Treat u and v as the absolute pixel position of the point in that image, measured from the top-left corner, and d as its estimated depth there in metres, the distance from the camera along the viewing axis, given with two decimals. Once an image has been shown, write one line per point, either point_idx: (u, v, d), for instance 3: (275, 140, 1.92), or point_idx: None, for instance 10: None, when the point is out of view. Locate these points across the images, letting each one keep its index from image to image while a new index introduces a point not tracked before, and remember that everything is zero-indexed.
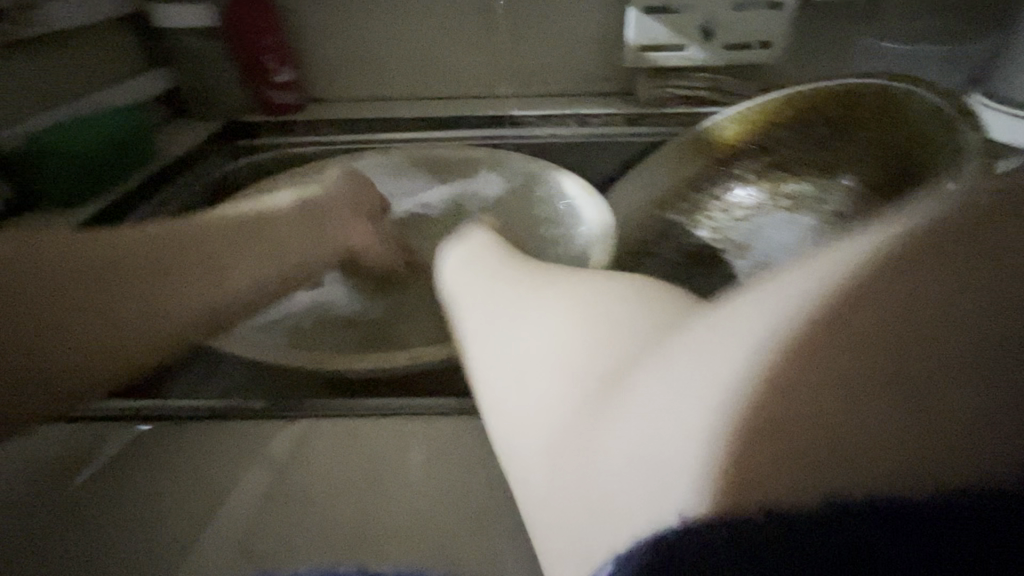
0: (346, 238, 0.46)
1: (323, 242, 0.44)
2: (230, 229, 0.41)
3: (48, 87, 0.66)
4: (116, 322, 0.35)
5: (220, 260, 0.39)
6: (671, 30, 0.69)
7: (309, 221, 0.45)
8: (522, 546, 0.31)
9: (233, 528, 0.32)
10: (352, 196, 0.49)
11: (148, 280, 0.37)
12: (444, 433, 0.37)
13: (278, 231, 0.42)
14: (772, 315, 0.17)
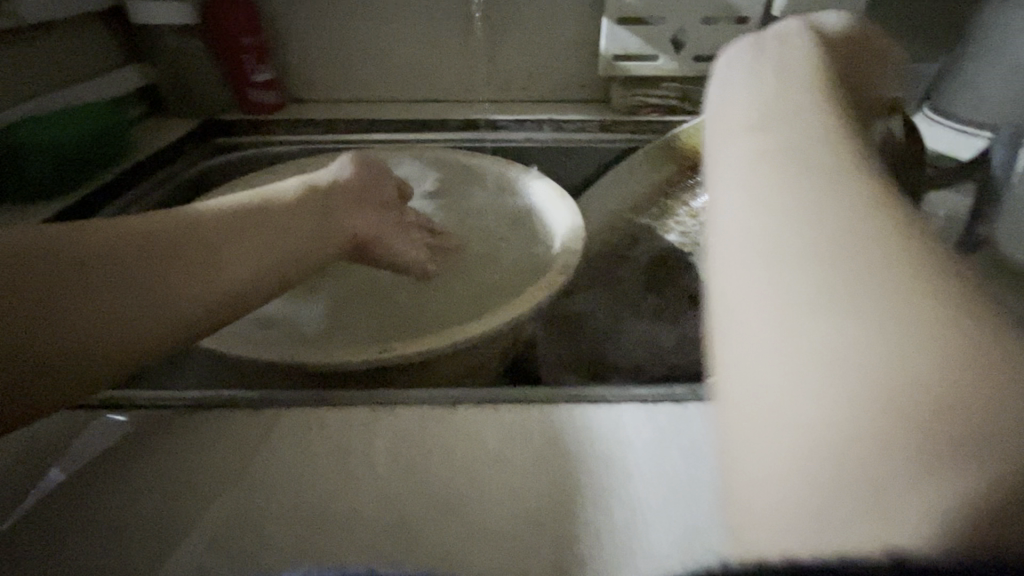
0: (353, 227, 0.46)
1: (329, 234, 0.43)
2: (237, 215, 0.37)
3: (21, 80, 0.61)
4: (121, 301, 0.30)
5: (220, 249, 0.35)
6: (645, 41, 0.71)
7: (315, 210, 0.43)
8: (507, 535, 0.28)
9: (198, 528, 0.29)
10: (364, 183, 0.49)
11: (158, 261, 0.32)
12: (409, 422, 0.33)
13: (280, 219, 0.39)
14: None
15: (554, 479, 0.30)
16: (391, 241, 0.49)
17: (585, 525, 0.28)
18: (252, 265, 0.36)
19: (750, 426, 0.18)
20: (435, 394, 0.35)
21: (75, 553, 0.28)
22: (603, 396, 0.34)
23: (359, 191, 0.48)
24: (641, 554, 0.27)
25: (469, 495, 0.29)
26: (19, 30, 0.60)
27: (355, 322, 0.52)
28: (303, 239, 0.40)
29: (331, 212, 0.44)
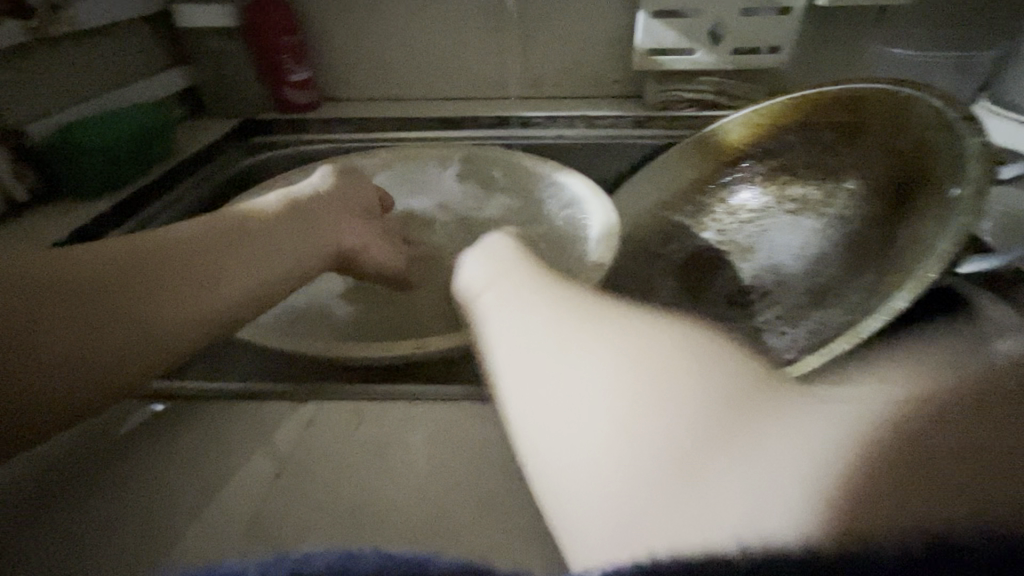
0: (340, 237, 0.46)
1: (319, 243, 0.44)
2: (228, 233, 0.38)
3: (74, 83, 0.64)
4: (131, 322, 0.32)
5: (217, 267, 0.36)
6: (681, 33, 0.69)
7: (301, 221, 0.44)
8: (547, 526, 0.27)
9: (244, 511, 0.29)
10: (348, 193, 0.50)
11: (162, 283, 0.34)
12: (447, 416, 0.33)
13: (269, 232, 0.40)
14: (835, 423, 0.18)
15: None
16: (378, 252, 0.50)
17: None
18: (249, 278, 0.37)
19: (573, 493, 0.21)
20: (469, 390, 0.35)
21: (120, 537, 0.28)
22: None
23: (343, 202, 0.49)
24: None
25: (506, 492, 0.29)
26: (73, 35, 0.63)
27: (380, 316, 0.51)
28: (297, 250, 0.41)
29: (320, 223, 0.45)
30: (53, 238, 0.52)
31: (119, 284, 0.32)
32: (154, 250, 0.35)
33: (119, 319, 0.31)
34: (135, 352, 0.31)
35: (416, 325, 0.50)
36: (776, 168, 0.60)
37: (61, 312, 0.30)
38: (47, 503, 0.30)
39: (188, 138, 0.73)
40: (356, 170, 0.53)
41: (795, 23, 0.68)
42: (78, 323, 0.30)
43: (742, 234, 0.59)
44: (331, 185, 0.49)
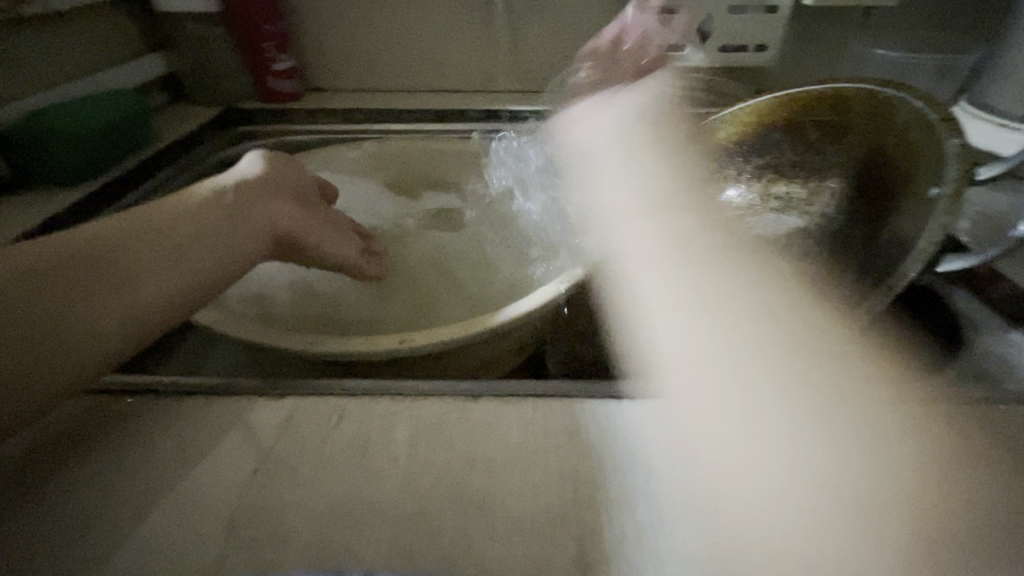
0: (274, 221, 0.41)
1: (255, 229, 0.39)
2: (154, 228, 0.35)
3: (48, 66, 0.62)
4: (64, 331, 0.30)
5: (144, 265, 0.33)
6: (670, 30, 0.69)
7: (231, 207, 0.38)
8: (530, 522, 0.27)
9: (221, 508, 0.29)
10: (286, 177, 0.45)
11: (90, 289, 0.31)
12: (431, 411, 0.33)
13: (197, 222, 0.36)
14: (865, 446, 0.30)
15: (574, 476, 0.29)
16: (324, 238, 0.45)
17: (612, 515, 0.27)
18: (174, 273, 0.34)
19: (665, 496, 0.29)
20: (454, 387, 0.34)
21: (90, 541, 0.28)
22: (626, 392, 0.33)
23: (280, 186, 0.44)
24: (666, 551, 0.26)
25: (490, 491, 0.29)
26: (44, 16, 0.61)
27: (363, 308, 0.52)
28: (230, 239, 0.37)
29: (249, 205, 0.40)
30: (21, 227, 0.50)
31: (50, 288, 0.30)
32: (73, 252, 0.32)
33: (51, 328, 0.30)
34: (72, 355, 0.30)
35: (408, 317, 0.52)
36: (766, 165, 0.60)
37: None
38: (13, 506, 0.30)
39: (166, 126, 0.71)
40: (288, 155, 0.48)
41: (783, 22, 0.68)
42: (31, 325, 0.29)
43: (727, 229, 0.59)
44: (262, 171, 0.43)
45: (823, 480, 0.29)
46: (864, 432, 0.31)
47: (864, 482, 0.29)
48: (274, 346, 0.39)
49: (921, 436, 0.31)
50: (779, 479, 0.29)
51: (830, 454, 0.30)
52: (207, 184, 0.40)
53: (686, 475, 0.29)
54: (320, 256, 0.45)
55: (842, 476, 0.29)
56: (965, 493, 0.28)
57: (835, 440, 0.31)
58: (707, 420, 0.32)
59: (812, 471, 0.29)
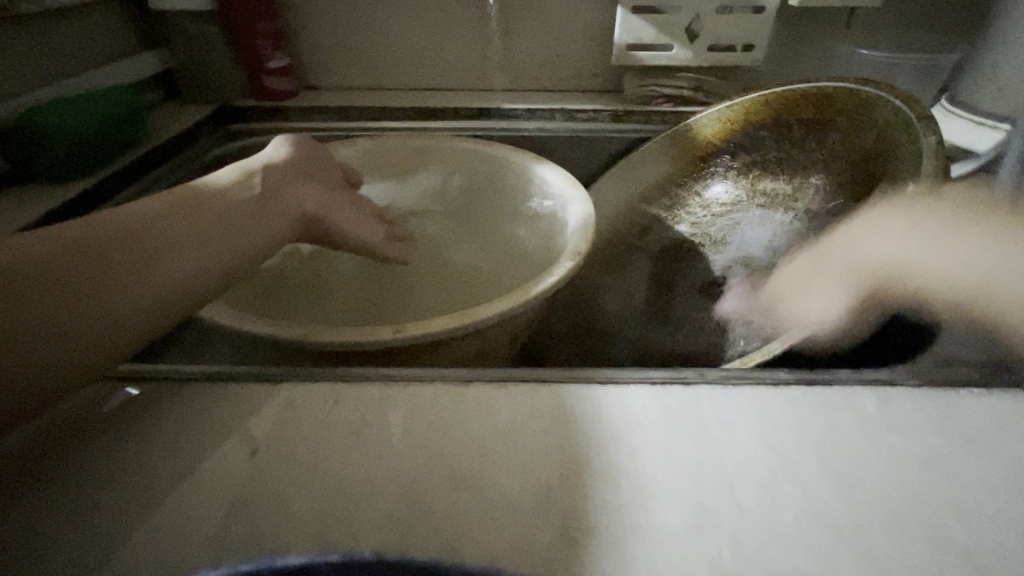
0: (300, 203, 0.44)
1: (285, 209, 0.43)
2: (201, 207, 0.37)
3: (44, 63, 0.62)
4: (122, 296, 0.31)
5: (202, 236, 0.36)
6: (658, 29, 0.71)
7: (265, 190, 0.42)
8: (518, 497, 0.28)
9: (222, 489, 0.30)
10: (305, 163, 0.48)
11: (148, 258, 0.33)
12: (423, 396, 0.34)
13: (237, 202, 0.39)
14: (872, 440, 0.31)
15: (561, 456, 0.30)
16: (345, 218, 0.48)
17: (597, 491, 0.29)
18: (203, 257, 0.35)
19: (675, 481, 0.29)
20: (446, 373, 0.35)
21: (96, 522, 0.29)
22: (611, 377, 0.35)
23: (301, 171, 0.47)
24: (648, 524, 0.27)
25: (482, 471, 0.30)
26: (41, 13, 0.61)
27: (362, 302, 0.54)
28: (257, 225, 0.39)
29: (275, 190, 0.43)
30: (19, 221, 0.51)
31: (81, 270, 0.31)
32: (129, 226, 0.34)
33: (112, 293, 0.31)
34: (101, 336, 0.31)
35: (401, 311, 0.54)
36: (750, 162, 0.61)
37: (63, 292, 0.30)
38: (19, 489, 0.30)
39: (163, 123, 0.72)
40: (309, 143, 0.51)
41: (769, 22, 0.70)
42: (93, 291, 0.31)
43: (713, 226, 0.60)
44: (288, 157, 0.47)
45: (824, 472, 0.30)
46: (838, 414, 0.32)
47: (868, 474, 0.29)
48: (271, 336, 0.40)
49: (892, 418, 0.32)
50: (802, 478, 0.29)
51: (805, 433, 0.31)
52: (229, 171, 0.42)
53: (667, 454, 0.30)
54: (347, 237, 0.48)
55: (850, 451, 0.30)
56: (934, 470, 0.30)
57: (811, 422, 0.32)
58: (689, 403, 0.33)
59: (789, 450, 0.30)
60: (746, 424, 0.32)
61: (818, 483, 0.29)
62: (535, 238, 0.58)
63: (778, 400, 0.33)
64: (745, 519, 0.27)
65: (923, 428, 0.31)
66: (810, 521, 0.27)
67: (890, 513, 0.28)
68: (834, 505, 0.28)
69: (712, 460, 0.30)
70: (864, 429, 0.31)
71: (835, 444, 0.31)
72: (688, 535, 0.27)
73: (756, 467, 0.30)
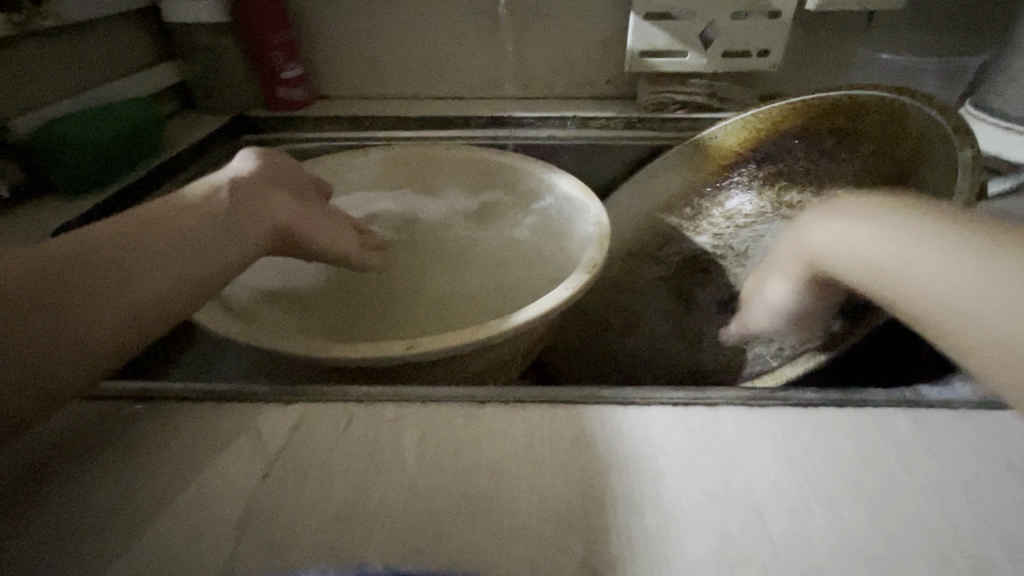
0: (275, 216, 0.43)
1: (262, 221, 0.42)
2: (183, 220, 0.37)
3: (60, 77, 0.63)
4: (102, 312, 0.31)
5: (182, 250, 0.35)
6: (672, 36, 0.70)
7: (242, 202, 0.41)
8: (534, 522, 0.28)
9: (233, 510, 0.29)
10: (278, 174, 0.47)
11: (128, 273, 0.33)
12: (436, 416, 0.33)
13: (215, 214, 0.39)
14: (907, 468, 0.30)
15: (580, 480, 0.29)
16: (319, 231, 0.47)
17: (618, 517, 0.28)
18: (176, 267, 0.34)
19: (701, 511, 0.28)
20: (460, 392, 0.34)
21: (106, 545, 0.28)
22: (631, 397, 0.34)
23: (274, 183, 0.45)
24: (673, 555, 0.26)
25: (496, 494, 0.29)
26: (58, 28, 0.62)
27: (384, 315, 0.54)
28: (235, 235, 0.39)
29: (251, 203, 0.41)
30: (37, 234, 0.51)
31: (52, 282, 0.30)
32: (108, 242, 0.33)
33: (89, 311, 0.31)
34: (81, 351, 0.30)
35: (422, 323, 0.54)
36: (776, 172, 0.61)
37: (44, 311, 0.29)
38: (30, 511, 0.30)
39: (177, 135, 0.72)
40: (281, 155, 0.50)
41: (787, 27, 0.69)
42: (71, 309, 0.30)
43: (736, 238, 0.60)
44: (256, 168, 0.45)
45: (856, 501, 0.28)
46: (869, 438, 0.31)
47: (903, 505, 0.28)
48: (283, 352, 0.39)
49: (926, 444, 0.31)
50: (833, 508, 0.28)
51: (835, 458, 0.30)
52: (207, 184, 0.41)
53: (691, 479, 0.29)
54: (320, 247, 0.47)
55: (884, 479, 0.29)
56: (973, 498, 0.28)
57: (841, 446, 0.31)
58: (713, 427, 0.32)
59: (819, 477, 0.29)
60: (771, 449, 0.31)
61: (853, 513, 0.28)
62: (550, 250, 0.57)
63: (804, 425, 0.32)
64: (775, 551, 0.26)
65: (960, 454, 0.30)
66: (844, 554, 0.26)
67: (931, 546, 0.26)
68: (869, 538, 0.27)
69: (738, 488, 0.29)
70: (898, 457, 0.30)
71: (868, 472, 0.29)
72: (715, 566, 0.26)
73: (785, 495, 0.29)
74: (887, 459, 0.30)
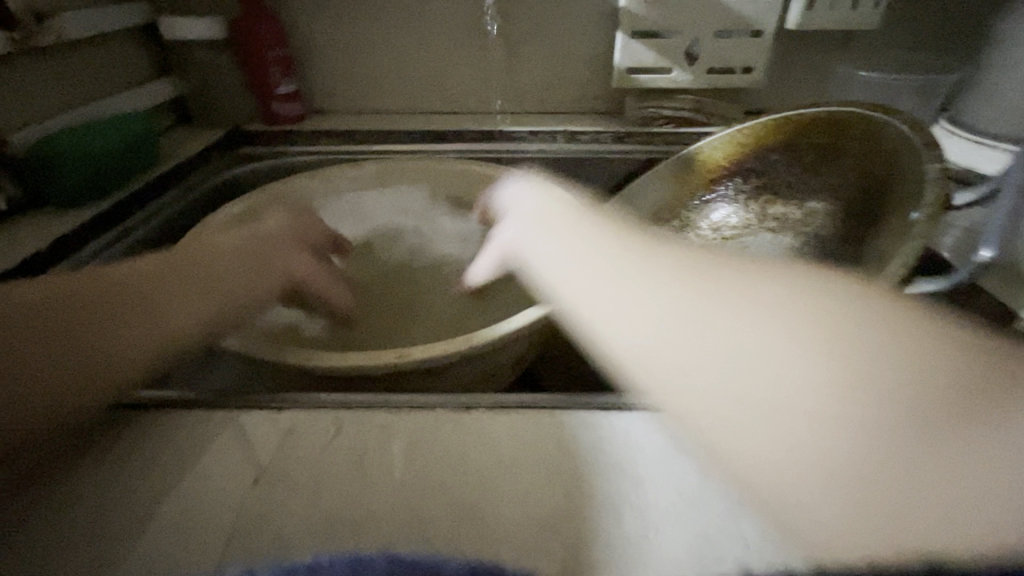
0: (288, 266, 0.46)
1: (268, 270, 0.45)
2: (202, 265, 0.42)
3: (59, 92, 0.64)
4: (128, 339, 0.35)
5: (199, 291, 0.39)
6: (658, 53, 0.72)
7: (255, 250, 0.45)
8: (520, 525, 0.28)
9: (225, 515, 0.30)
10: (301, 225, 0.51)
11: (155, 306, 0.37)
12: (425, 422, 0.34)
13: (228, 259, 0.43)
14: (850, 438, 0.25)
15: (565, 485, 0.30)
16: (327, 284, 0.49)
17: (601, 519, 0.29)
18: (193, 306, 0.39)
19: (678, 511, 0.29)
20: (449, 399, 0.35)
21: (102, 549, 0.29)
22: (612, 403, 0.34)
23: (292, 235, 0.50)
24: (650, 559, 0.27)
25: (483, 498, 0.30)
26: (58, 44, 0.63)
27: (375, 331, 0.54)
28: (246, 277, 0.43)
29: (268, 251, 0.46)
30: (33, 247, 0.52)
31: (76, 321, 0.34)
32: (142, 278, 0.39)
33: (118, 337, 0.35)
34: (96, 371, 0.33)
35: (416, 333, 0.55)
36: (762, 186, 0.64)
37: (76, 333, 0.34)
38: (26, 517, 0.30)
39: (174, 149, 0.73)
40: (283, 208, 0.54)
41: (768, 45, 0.71)
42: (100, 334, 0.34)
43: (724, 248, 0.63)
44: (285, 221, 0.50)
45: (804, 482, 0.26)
46: None
47: (846, 482, 0.25)
48: (275, 361, 0.40)
49: None
50: (786, 491, 0.26)
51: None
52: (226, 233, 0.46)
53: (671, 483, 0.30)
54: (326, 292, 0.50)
55: (823, 451, 0.26)
56: None
57: (803, 405, 0.27)
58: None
59: None
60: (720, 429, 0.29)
61: (804, 494, 0.26)
62: None
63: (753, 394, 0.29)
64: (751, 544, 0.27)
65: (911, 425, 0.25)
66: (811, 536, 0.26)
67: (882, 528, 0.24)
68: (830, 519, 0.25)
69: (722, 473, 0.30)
70: (837, 424, 0.26)
71: (815, 429, 0.26)
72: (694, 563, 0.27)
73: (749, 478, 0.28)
74: (835, 419, 0.26)
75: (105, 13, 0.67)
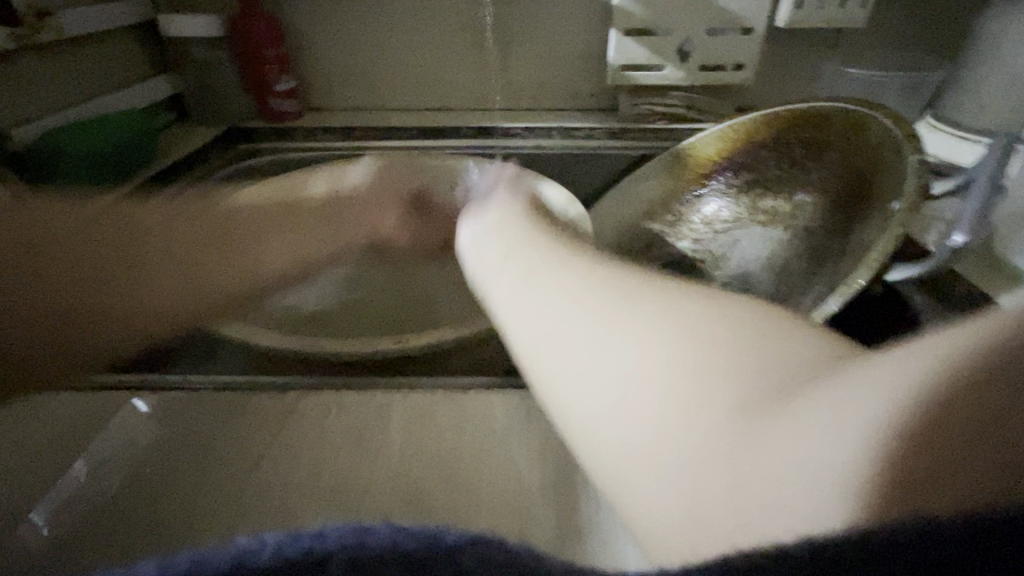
0: (372, 224, 0.58)
1: (352, 228, 0.57)
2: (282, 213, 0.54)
3: (60, 89, 0.65)
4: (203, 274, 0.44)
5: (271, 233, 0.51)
6: (650, 50, 0.74)
7: (340, 209, 0.58)
8: (513, 497, 0.30)
9: (229, 490, 0.31)
10: (387, 183, 0.62)
11: (223, 249, 0.47)
12: (423, 402, 0.35)
13: (328, 216, 0.56)
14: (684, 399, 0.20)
15: (556, 461, 0.32)
16: (407, 241, 0.60)
17: (593, 490, 0.30)
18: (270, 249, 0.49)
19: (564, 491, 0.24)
20: (446, 381, 0.36)
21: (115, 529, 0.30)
22: None
23: (380, 197, 0.60)
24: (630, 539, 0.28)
25: (477, 473, 0.31)
26: (58, 42, 0.64)
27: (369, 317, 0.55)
28: (339, 223, 0.56)
29: (361, 212, 0.59)
30: None
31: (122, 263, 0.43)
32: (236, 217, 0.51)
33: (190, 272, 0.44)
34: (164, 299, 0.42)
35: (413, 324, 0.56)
36: (753, 181, 0.64)
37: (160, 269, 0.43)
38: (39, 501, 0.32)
39: (174, 145, 0.74)
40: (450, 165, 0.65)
41: (758, 42, 0.72)
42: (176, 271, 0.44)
43: (715, 243, 0.63)
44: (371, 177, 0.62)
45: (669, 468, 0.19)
46: None
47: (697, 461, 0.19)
48: (277, 347, 0.41)
49: None
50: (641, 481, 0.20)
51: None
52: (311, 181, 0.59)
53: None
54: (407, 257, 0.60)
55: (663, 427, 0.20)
56: None
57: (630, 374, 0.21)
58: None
59: None
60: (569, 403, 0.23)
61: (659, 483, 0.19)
62: None
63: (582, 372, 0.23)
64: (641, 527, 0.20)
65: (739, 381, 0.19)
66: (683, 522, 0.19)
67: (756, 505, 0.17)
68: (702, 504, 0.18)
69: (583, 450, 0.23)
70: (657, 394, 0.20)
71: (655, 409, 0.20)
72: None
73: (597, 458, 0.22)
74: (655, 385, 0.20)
75: (104, 10, 0.68)
